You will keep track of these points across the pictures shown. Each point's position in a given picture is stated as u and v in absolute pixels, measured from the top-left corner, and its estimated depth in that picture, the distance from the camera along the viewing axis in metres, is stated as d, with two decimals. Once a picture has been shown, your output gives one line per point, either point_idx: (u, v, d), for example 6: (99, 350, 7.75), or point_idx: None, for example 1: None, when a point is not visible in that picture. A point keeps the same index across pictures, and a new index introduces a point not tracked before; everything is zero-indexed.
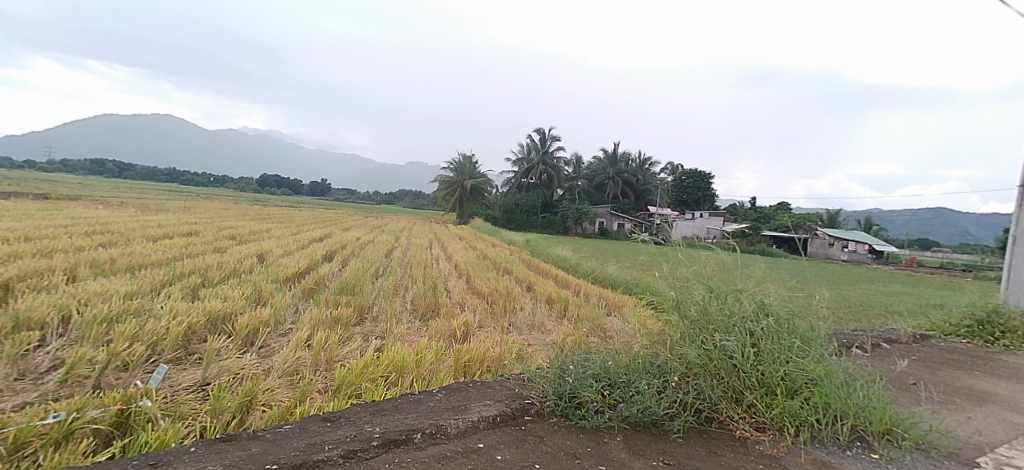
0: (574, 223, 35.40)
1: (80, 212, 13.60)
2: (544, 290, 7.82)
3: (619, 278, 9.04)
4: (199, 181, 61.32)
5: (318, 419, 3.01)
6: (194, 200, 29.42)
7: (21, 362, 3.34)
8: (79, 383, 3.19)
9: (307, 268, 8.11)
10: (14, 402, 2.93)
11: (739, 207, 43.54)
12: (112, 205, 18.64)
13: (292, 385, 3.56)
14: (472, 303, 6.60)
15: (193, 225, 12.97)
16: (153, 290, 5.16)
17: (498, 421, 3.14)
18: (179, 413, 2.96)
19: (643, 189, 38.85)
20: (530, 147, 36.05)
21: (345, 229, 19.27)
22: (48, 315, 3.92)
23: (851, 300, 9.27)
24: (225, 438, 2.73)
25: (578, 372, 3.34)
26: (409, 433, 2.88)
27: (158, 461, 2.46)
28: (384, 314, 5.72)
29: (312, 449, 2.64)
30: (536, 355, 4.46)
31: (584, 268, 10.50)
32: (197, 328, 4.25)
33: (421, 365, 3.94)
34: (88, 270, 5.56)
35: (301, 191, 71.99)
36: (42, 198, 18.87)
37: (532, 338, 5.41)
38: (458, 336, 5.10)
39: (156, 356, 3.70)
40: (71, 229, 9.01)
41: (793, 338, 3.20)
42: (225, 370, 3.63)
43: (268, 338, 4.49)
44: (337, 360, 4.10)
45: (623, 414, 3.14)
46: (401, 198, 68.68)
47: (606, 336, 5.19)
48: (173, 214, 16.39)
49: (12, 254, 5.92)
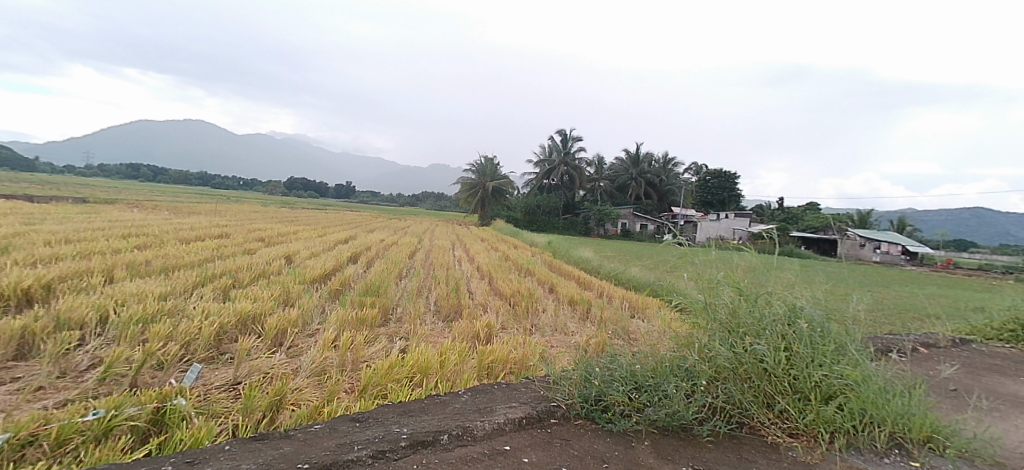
0: (596, 224, 35.15)
1: (117, 216, 14.13)
2: (567, 292, 7.77)
3: (643, 279, 8.93)
4: (228, 184, 62.86)
5: (347, 419, 3.05)
6: (223, 203, 30.21)
7: (63, 360, 3.46)
8: (117, 382, 3.28)
9: (333, 268, 8.27)
10: (56, 399, 3.03)
11: (766, 207, 42.70)
12: (146, 209, 19.24)
13: (320, 385, 3.61)
14: (495, 304, 6.62)
15: (223, 227, 13.31)
16: (186, 290, 5.31)
17: (524, 423, 3.13)
18: (212, 412, 3.02)
19: (667, 189, 38.57)
20: (552, 147, 35.90)
21: (369, 230, 19.56)
22: (86, 315, 4.04)
23: (884, 302, 9.00)
24: (258, 437, 2.78)
25: (603, 375, 3.31)
26: (436, 434, 2.90)
27: (195, 459, 2.52)
28: (408, 315, 5.79)
29: (342, 449, 2.67)
30: (560, 357, 4.46)
31: (607, 269, 10.43)
32: (228, 328, 4.34)
33: (445, 366, 3.96)
34: (125, 272, 5.76)
35: (326, 194, 73.04)
36: (82, 202, 19.66)
37: (555, 339, 5.40)
38: (482, 337, 5.11)
39: (189, 355, 3.79)
40: (108, 231, 9.33)
41: (827, 344, 3.12)
42: (256, 369, 3.70)
43: (296, 339, 4.56)
44: (363, 361, 4.14)
45: (650, 417, 3.11)
46: (423, 201, 69.05)
47: (630, 338, 5.15)
48: (204, 217, 16.91)
49: (53, 255, 6.13)
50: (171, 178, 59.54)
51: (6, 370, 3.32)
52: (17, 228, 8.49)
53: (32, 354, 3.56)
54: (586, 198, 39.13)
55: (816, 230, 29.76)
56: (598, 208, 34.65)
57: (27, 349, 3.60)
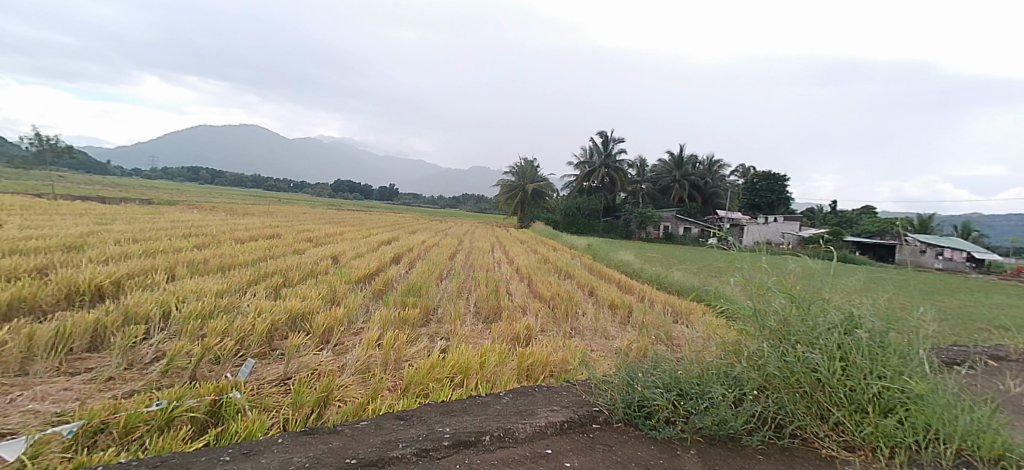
0: (637, 227, 34.48)
1: (178, 216, 14.90)
2: (608, 296, 7.67)
3: (687, 284, 8.71)
4: (279, 186, 65.43)
5: (392, 417, 3.12)
6: (275, 205, 31.49)
7: (131, 352, 3.67)
8: (178, 374, 3.46)
9: (377, 269, 8.45)
10: (123, 389, 3.22)
11: (817, 210, 40.96)
12: (205, 210, 20.24)
13: (364, 382, 3.70)
14: (535, 307, 6.62)
15: (275, 228, 13.85)
16: (241, 288, 5.55)
17: (566, 427, 3.12)
18: (264, 406, 3.14)
19: (712, 192, 37.81)
20: (593, 150, 35.32)
21: (411, 232, 19.89)
22: (151, 310, 4.28)
23: (949, 313, 8.47)
24: (309, 431, 2.88)
25: (646, 381, 3.26)
26: (478, 435, 2.92)
27: (250, 451, 2.63)
28: (448, 316, 5.86)
29: (387, 446, 2.74)
30: (601, 362, 4.43)
31: (649, 273, 10.23)
32: (279, 325, 4.51)
33: (485, 367, 4.00)
34: (186, 270, 6.05)
35: (370, 196, 74.76)
36: (147, 203, 20.87)
37: (595, 343, 5.34)
38: (522, 339, 5.12)
39: (244, 350, 3.97)
40: (171, 231, 9.87)
41: (885, 354, 2.99)
42: (305, 366, 3.83)
43: (342, 337, 4.68)
44: (405, 360, 4.22)
45: (695, 426, 3.04)
46: (463, 203, 69.61)
47: (673, 343, 5.05)
48: (257, 218, 17.62)
49: (123, 254, 6.52)
50: (228, 180, 62.38)
51: (81, 360, 3.55)
52: (92, 228, 9.10)
53: (104, 346, 3.80)
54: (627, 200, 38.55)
55: (872, 234, 28.33)
56: (640, 211, 33.98)
57: (99, 341, 3.84)
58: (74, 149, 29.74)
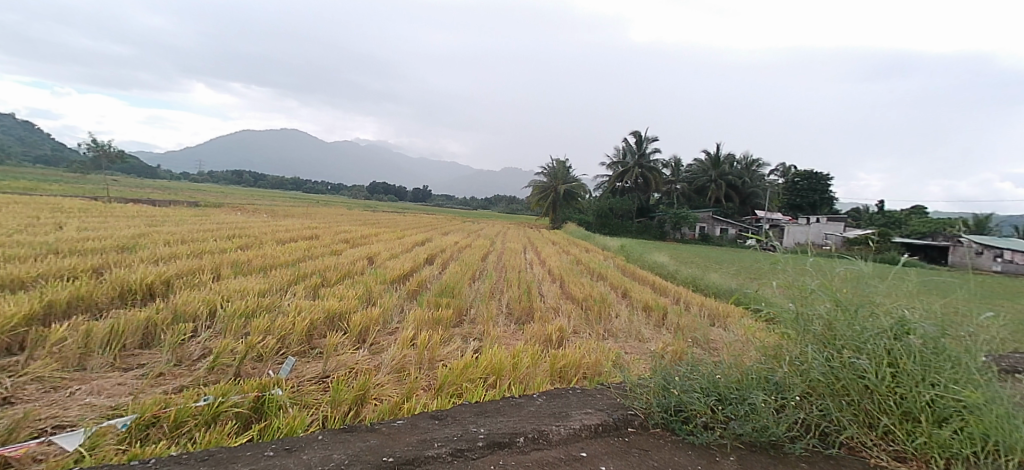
0: (672, 228, 33.77)
1: (223, 218, 15.47)
2: (641, 297, 7.57)
3: (724, 285, 8.49)
4: (318, 188, 67.20)
5: (427, 416, 3.15)
6: (313, 207, 32.36)
7: (180, 349, 3.84)
8: (224, 371, 3.59)
9: (411, 269, 8.54)
10: (172, 385, 3.35)
11: (863, 211, 39.28)
12: (248, 212, 20.99)
13: (400, 381, 3.75)
14: (567, 308, 6.57)
15: (313, 229, 14.26)
16: (282, 288, 5.72)
17: (600, 430, 3.09)
18: (305, 402, 3.22)
19: (750, 192, 36.83)
20: (627, 150, 34.84)
21: (444, 233, 20.15)
22: (199, 309, 4.46)
23: (1013, 319, 7.94)
24: (348, 428, 2.94)
25: (683, 385, 3.21)
26: (512, 436, 2.92)
27: (293, 446, 2.70)
28: (481, 317, 5.87)
29: (423, 445, 2.77)
30: (635, 364, 4.37)
31: (685, 275, 10.01)
32: (318, 324, 4.62)
33: (518, 368, 4.00)
34: (230, 270, 6.27)
35: (404, 197, 75.91)
36: (194, 206, 21.75)
37: (629, 346, 5.26)
38: (555, 340, 5.10)
39: (285, 348, 4.08)
40: (216, 232, 10.29)
41: (939, 361, 2.85)
42: (342, 364, 3.92)
43: (378, 336, 4.77)
44: (439, 360, 4.25)
45: (735, 431, 2.97)
46: (496, 204, 69.88)
47: (711, 347, 4.91)
48: (295, 220, 18.11)
49: (172, 255, 6.82)
50: (269, 183, 64.50)
51: (134, 356, 3.72)
52: (144, 229, 9.55)
53: (154, 343, 3.97)
54: (661, 200, 37.96)
55: (924, 235, 26.98)
56: (675, 211, 33.36)
57: (150, 338, 4.01)
58: (127, 154, 31.24)
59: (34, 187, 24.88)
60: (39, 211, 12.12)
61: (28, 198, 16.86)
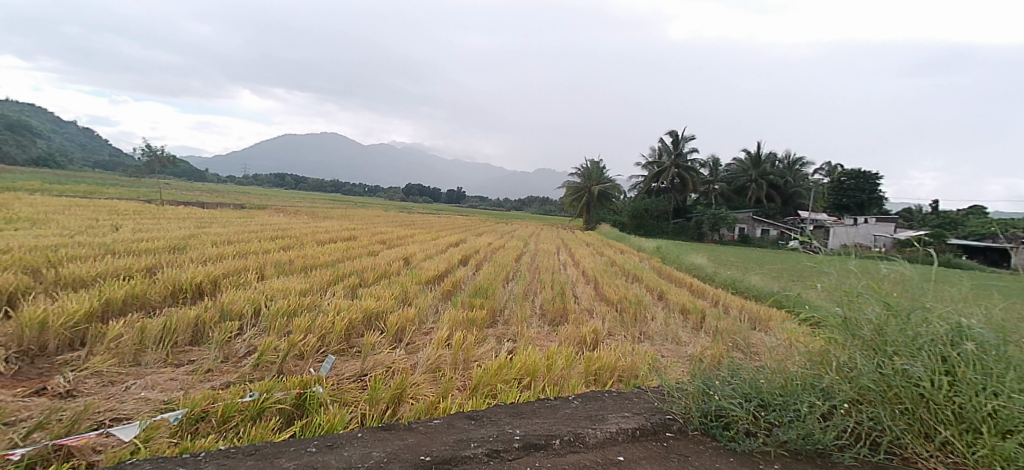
0: (710, 229, 32.95)
1: (266, 220, 15.99)
2: (678, 299, 7.42)
3: (765, 288, 8.23)
4: (357, 190, 68.75)
5: (463, 417, 3.17)
6: (351, 208, 33.13)
7: (226, 347, 3.98)
8: (267, 368, 3.69)
9: (446, 270, 8.62)
10: (220, 381, 3.48)
11: (915, 211, 37.45)
12: (290, 214, 21.61)
13: (435, 381, 3.79)
14: (601, 310, 6.50)
15: (352, 230, 14.58)
16: (322, 288, 5.87)
17: (638, 434, 3.04)
18: (344, 400, 3.29)
19: (793, 192, 35.62)
20: (663, 150, 34.28)
21: (478, 234, 20.28)
22: (244, 307, 4.62)
23: None
24: (386, 427, 2.99)
25: (724, 390, 3.14)
26: (548, 438, 2.91)
27: (334, 443, 2.76)
28: (515, 318, 5.87)
29: (459, 445, 2.79)
30: (672, 368, 4.29)
31: (723, 277, 9.77)
32: (356, 323, 4.72)
33: (552, 370, 3.98)
34: (273, 270, 6.48)
35: (439, 199, 76.84)
36: (240, 208, 22.57)
37: (665, 349, 5.16)
38: (589, 342, 5.05)
39: (325, 346, 4.18)
40: (260, 233, 10.64)
41: (1002, 368, 2.68)
42: (379, 363, 3.98)
43: (414, 336, 4.84)
44: (473, 361, 4.28)
45: (780, 439, 2.88)
46: (529, 205, 69.84)
47: (752, 351, 4.77)
48: (334, 221, 18.56)
49: (219, 255, 7.09)
50: (309, 186, 66.33)
51: (185, 353, 3.88)
52: (194, 231, 9.96)
53: (203, 340, 4.13)
54: (699, 201, 37.19)
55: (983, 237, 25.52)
56: (713, 212, 32.58)
57: (199, 336, 4.17)
58: (177, 159, 32.65)
59: (94, 190, 26.32)
60: (99, 213, 12.81)
61: (88, 201, 17.85)
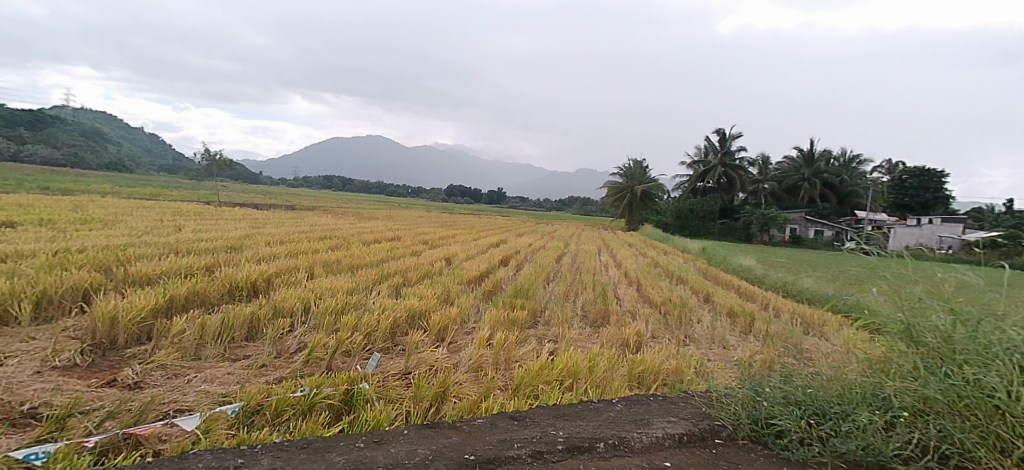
0: (759, 230, 31.73)
1: (316, 220, 16.53)
2: (725, 302, 7.19)
3: (820, 291, 7.87)
4: (400, 191, 70.29)
5: (506, 417, 3.18)
6: (395, 209, 33.90)
7: (279, 343, 4.13)
8: (317, 364, 3.82)
9: (487, 271, 8.68)
10: (273, 375, 3.62)
11: (985, 211, 35.01)
12: (338, 215, 22.24)
13: (477, 380, 3.81)
14: (645, 312, 6.38)
15: (396, 231, 14.88)
16: (367, 287, 6.02)
17: (685, 440, 2.96)
18: (389, 397, 3.35)
19: (849, 190, 33.95)
20: (709, 148, 33.39)
21: (519, 234, 20.33)
22: (295, 305, 4.79)
23: None
24: (431, 425, 3.03)
25: (775, 397, 3.04)
26: (592, 441, 2.88)
27: (381, 439, 2.82)
28: (556, 319, 5.85)
29: (503, 445, 2.79)
30: (718, 372, 4.17)
31: (774, 279, 9.42)
32: (400, 322, 4.80)
33: (595, 372, 3.93)
34: (322, 269, 6.70)
35: (480, 200, 77.49)
36: (291, 209, 23.45)
37: (712, 353, 5.02)
38: (632, 344, 4.97)
39: (370, 344, 4.29)
40: (309, 234, 11.01)
41: None
42: (423, 361, 4.04)
43: (456, 335, 4.89)
44: (514, 361, 4.28)
45: (838, 449, 2.74)
46: (570, 205, 69.31)
47: (805, 357, 4.57)
48: (379, 222, 19.03)
49: (272, 254, 7.39)
50: (355, 187, 68.14)
51: (241, 348, 4.06)
52: (249, 231, 10.43)
53: (257, 336, 4.30)
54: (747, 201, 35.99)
55: None
56: (762, 212, 31.44)
57: (254, 332, 4.35)
58: (233, 162, 34.17)
59: (159, 193, 27.91)
60: (164, 214, 13.59)
61: (153, 203, 18.91)
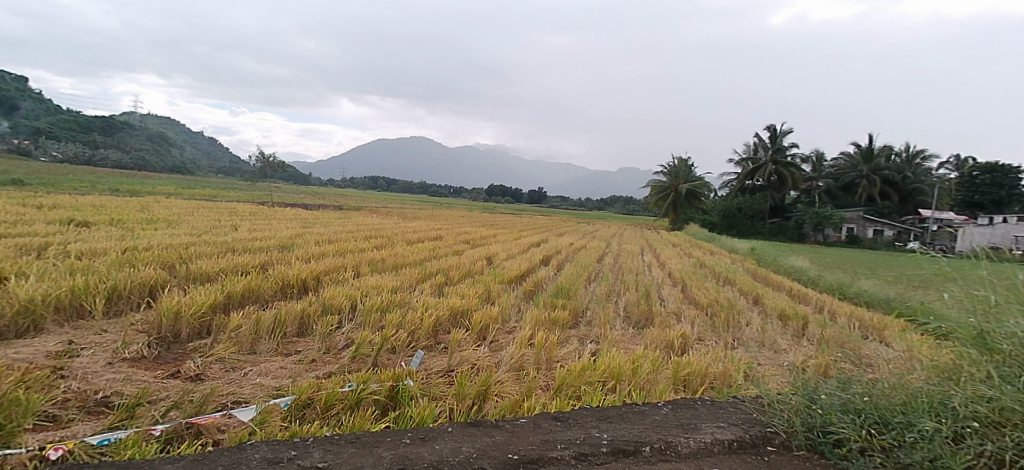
0: (812, 229, 30.37)
1: (361, 220, 16.91)
2: (776, 304, 6.92)
3: (880, 294, 7.46)
4: (443, 192, 71.20)
5: (549, 417, 3.16)
6: (438, 209, 34.37)
7: (329, 339, 4.26)
8: (363, 360, 3.91)
9: (528, 271, 8.65)
10: (322, 371, 3.73)
11: None
12: (383, 215, 22.76)
13: (519, 380, 3.80)
14: (690, 314, 6.21)
15: (438, 231, 15.11)
16: (411, 285, 6.12)
17: (735, 446, 2.86)
18: (433, 394, 3.40)
19: (912, 188, 32.02)
20: (758, 145, 32.27)
21: (560, 234, 20.19)
22: (342, 302, 4.92)
23: None
24: (474, 423, 3.05)
25: (832, 404, 2.92)
26: (638, 444, 2.83)
27: (426, 436, 2.86)
28: (598, 319, 5.77)
29: (546, 446, 2.78)
30: (769, 377, 4.01)
31: (829, 281, 8.99)
32: (443, 321, 4.86)
33: (639, 374, 3.86)
34: (368, 268, 6.85)
35: (521, 199, 77.54)
36: (338, 209, 24.12)
37: (762, 357, 4.84)
38: (676, 347, 4.85)
39: (414, 341, 4.35)
40: (356, 233, 11.27)
41: None
42: (465, 360, 4.07)
43: (498, 334, 4.90)
44: (556, 361, 4.26)
45: (901, 460, 2.59)
46: (612, 204, 68.36)
47: (863, 363, 4.34)
48: (422, 222, 19.33)
49: (320, 253, 7.61)
50: (399, 187, 69.46)
51: (292, 344, 4.20)
52: (299, 230, 10.78)
53: (308, 332, 4.45)
54: (799, 200, 34.56)
55: None
56: (815, 211, 30.10)
57: (305, 328, 4.50)
58: (286, 164, 35.49)
59: (217, 194, 29.27)
60: (220, 214, 14.22)
61: (211, 204, 19.84)
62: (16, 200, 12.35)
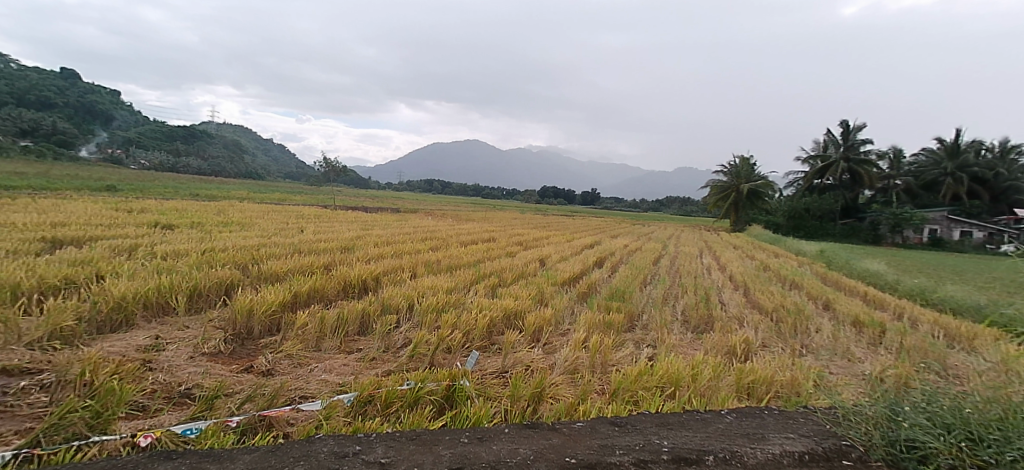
0: (889, 231, 28.35)
1: (418, 222, 17.35)
2: (849, 310, 6.50)
3: (969, 300, 6.86)
4: (496, 193, 71.99)
5: (607, 422, 3.11)
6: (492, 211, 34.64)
7: (388, 338, 4.38)
8: (421, 359, 3.99)
9: (581, 272, 8.58)
10: (382, 369, 3.82)
11: None
12: (438, 217, 23.26)
13: (574, 382, 3.77)
14: (754, 319, 5.94)
15: (492, 232, 15.26)
16: (465, 287, 6.19)
17: (806, 459, 2.70)
18: (488, 394, 3.41)
19: (1006, 186, 29.29)
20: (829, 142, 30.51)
21: (615, 236, 19.89)
22: (400, 303, 5.05)
23: None
24: (530, 425, 3.04)
25: (917, 418, 2.70)
26: (700, 453, 2.73)
27: (483, 436, 2.88)
28: (654, 323, 5.63)
29: (604, 451, 2.73)
30: (841, 387, 3.78)
31: (909, 286, 8.36)
32: (497, 322, 4.88)
33: (698, 380, 3.72)
34: (424, 269, 7.00)
35: (574, 201, 77.16)
36: (395, 211, 24.86)
37: (834, 366, 4.56)
38: (739, 353, 4.65)
39: (469, 342, 4.40)
40: (413, 235, 11.54)
41: None
42: (519, 361, 4.08)
43: (551, 336, 4.88)
44: (611, 365, 4.18)
45: None
46: (668, 205, 66.83)
47: (949, 374, 4.00)
48: (477, 223, 19.55)
49: (379, 254, 7.86)
50: (454, 190, 70.83)
51: (354, 342, 4.35)
52: (359, 232, 11.15)
53: (368, 331, 4.59)
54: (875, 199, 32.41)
55: None
56: (892, 211, 28.08)
57: (365, 327, 4.64)
58: (348, 168, 36.95)
59: (285, 197, 30.86)
60: (288, 217, 14.99)
61: (280, 207, 20.99)
62: (110, 205, 13.56)
